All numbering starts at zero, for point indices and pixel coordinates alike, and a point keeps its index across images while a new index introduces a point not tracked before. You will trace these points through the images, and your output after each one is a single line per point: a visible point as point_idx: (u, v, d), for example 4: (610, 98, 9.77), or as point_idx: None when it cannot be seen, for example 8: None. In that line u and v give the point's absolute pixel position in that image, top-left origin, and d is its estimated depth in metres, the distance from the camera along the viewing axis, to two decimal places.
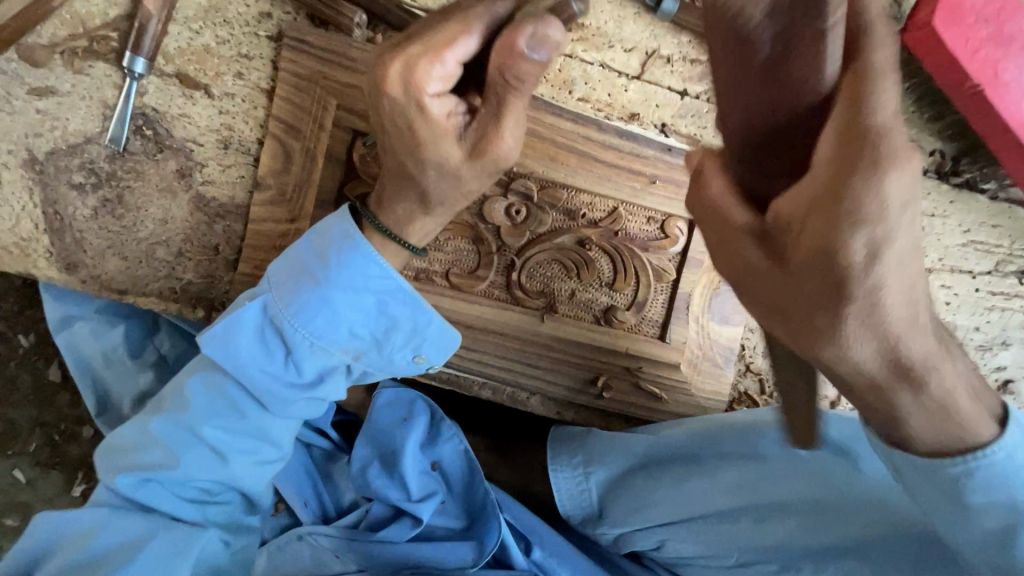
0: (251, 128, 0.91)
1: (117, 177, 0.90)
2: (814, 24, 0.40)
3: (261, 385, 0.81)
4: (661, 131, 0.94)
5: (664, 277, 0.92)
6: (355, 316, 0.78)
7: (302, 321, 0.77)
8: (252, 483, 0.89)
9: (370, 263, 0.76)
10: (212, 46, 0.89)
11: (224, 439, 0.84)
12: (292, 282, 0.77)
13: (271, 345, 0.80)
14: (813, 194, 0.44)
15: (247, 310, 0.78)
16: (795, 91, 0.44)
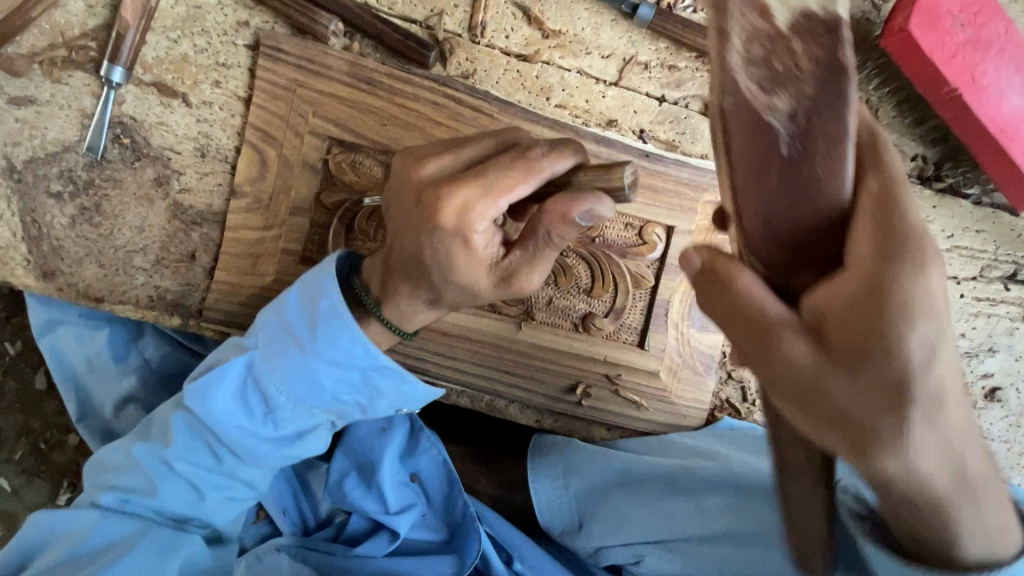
0: (228, 136, 0.91)
1: (96, 186, 0.90)
2: (833, 126, 0.47)
3: (247, 454, 0.80)
4: (639, 136, 0.94)
5: (643, 283, 0.92)
6: (339, 386, 0.77)
7: (289, 389, 0.76)
8: (233, 511, 0.88)
9: (358, 349, 0.73)
10: (190, 55, 0.90)
11: (205, 470, 0.82)
12: (279, 352, 0.75)
13: (250, 401, 0.78)
14: (854, 287, 0.46)
15: (233, 365, 0.76)
16: (812, 192, 0.48)
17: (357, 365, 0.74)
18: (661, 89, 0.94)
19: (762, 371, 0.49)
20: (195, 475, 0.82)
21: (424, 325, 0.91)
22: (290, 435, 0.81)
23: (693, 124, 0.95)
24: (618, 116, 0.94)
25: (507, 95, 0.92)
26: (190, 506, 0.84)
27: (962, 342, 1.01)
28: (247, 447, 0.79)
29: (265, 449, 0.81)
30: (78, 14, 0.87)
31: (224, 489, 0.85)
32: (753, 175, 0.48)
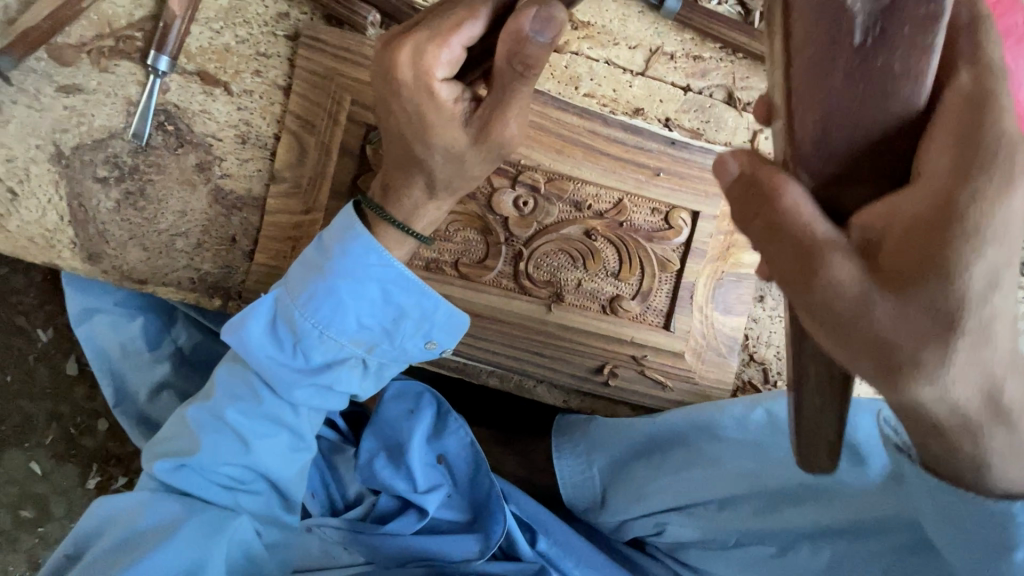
0: (268, 123, 0.94)
1: (141, 171, 0.94)
2: (916, 6, 0.36)
3: (274, 368, 0.82)
4: (664, 125, 0.97)
5: (669, 267, 0.95)
6: (362, 306, 0.79)
7: (311, 308, 0.78)
8: (277, 470, 0.89)
9: (372, 255, 0.76)
10: (231, 45, 0.93)
11: (248, 427, 0.84)
12: (302, 276, 0.79)
13: (281, 335, 0.81)
14: (922, 202, 0.39)
15: (261, 301, 0.80)
16: (884, 90, 0.38)
17: (375, 271, 0.77)
18: (686, 79, 0.97)
19: (801, 297, 0.42)
20: (242, 429, 0.84)
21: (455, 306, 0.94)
22: (317, 360, 0.81)
23: (717, 113, 0.97)
24: (644, 105, 0.97)
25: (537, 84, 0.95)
26: (237, 463, 0.86)
27: None
28: (274, 355, 0.81)
29: (291, 368, 0.82)
30: (125, 5, 0.90)
31: (258, 428, 0.85)
32: (817, 69, 0.37)
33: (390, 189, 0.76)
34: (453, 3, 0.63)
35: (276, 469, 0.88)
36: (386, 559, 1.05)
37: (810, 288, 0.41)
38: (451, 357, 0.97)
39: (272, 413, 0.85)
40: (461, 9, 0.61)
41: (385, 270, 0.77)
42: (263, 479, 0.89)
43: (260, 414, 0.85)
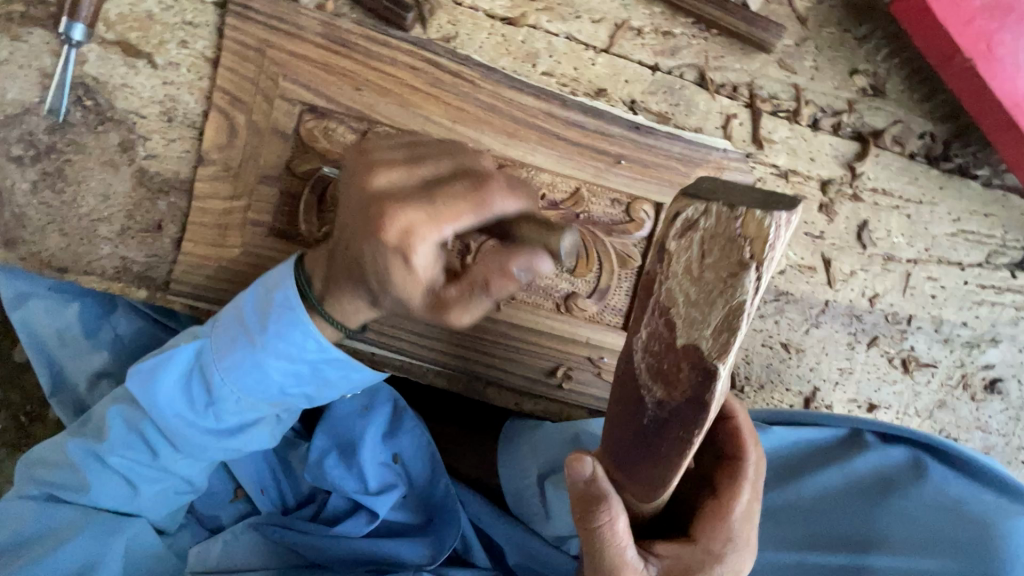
0: (196, 100, 0.86)
1: (60, 151, 0.86)
2: (678, 430, 0.53)
3: (187, 443, 0.79)
4: (630, 108, 0.89)
5: (629, 263, 0.88)
6: (286, 378, 0.77)
7: (229, 385, 0.76)
8: (179, 480, 0.84)
9: (299, 328, 0.74)
10: (155, 13, 0.85)
11: (136, 468, 0.80)
12: (227, 339, 0.76)
13: (194, 387, 0.77)
14: (656, 454, 0.55)
15: (178, 351, 0.77)
16: (650, 480, 0.57)
17: (298, 353, 0.75)
18: (654, 57, 0.89)
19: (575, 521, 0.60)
20: (124, 471, 0.80)
21: None
22: (245, 423, 0.80)
23: (687, 95, 0.89)
24: (607, 85, 0.89)
25: (490, 60, 0.87)
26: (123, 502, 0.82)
27: (963, 331, 0.96)
28: (188, 429, 0.78)
29: (209, 430, 0.78)
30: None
31: (171, 480, 0.83)
32: (620, 412, 0.57)
33: (331, 287, 0.74)
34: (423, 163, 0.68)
35: (169, 489, 0.84)
36: (334, 562, 0.99)
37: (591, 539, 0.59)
38: (393, 356, 0.90)
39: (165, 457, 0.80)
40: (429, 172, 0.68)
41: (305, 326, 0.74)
42: (149, 505, 0.83)
43: (158, 443, 0.79)
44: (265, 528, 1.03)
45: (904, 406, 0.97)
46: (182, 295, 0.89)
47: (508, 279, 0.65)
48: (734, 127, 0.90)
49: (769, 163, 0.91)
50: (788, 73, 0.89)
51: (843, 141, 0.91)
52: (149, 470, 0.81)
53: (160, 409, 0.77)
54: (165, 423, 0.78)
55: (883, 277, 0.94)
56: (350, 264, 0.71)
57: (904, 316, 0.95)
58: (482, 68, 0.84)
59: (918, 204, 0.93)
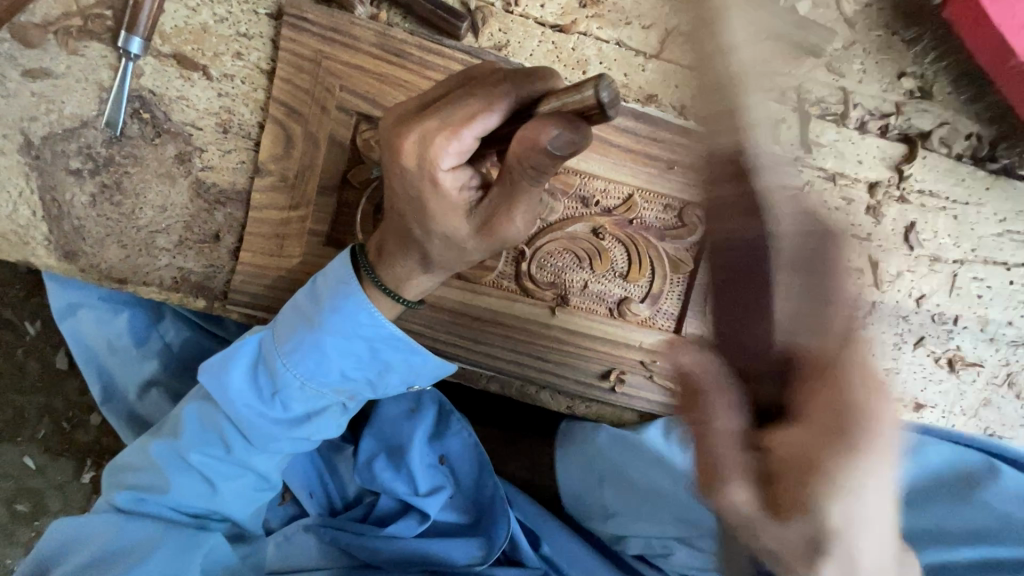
0: (251, 111, 0.87)
1: (118, 164, 0.87)
2: None
3: (256, 433, 0.79)
4: (680, 113, 0.89)
5: (681, 267, 0.89)
6: (346, 361, 0.75)
7: (290, 371, 0.75)
8: (250, 477, 0.84)
9: (354, 308, 0.72)
10: (210, 25, 0.86)
11: (212, 464, 0.81)
12: (286, 326, 0.75)
13: (261, 377, 0.77)
14: None
15: (241, 345, 0.76)
16: None
17: (357, 335, 0.73)
18: None
19: None
20: (201, 469, 0.81)
21: (455, 310, 0.88)
22: (311, 410, 0.79)
23: None
24: (657, 91, 0.89)
25: (541, 68, 0.87)
26: (202, 503, 0.83)
27: (1009, 331, 0.97)
28: (257, 418, 0.77)
29: (276, 418, 0.78)
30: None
31: (241, 472, 0.84)
32: None
33: (384, 248, 0.73)
34: (473, 89, 0.61)
35: (242, 482, 0.84)
36: (386, 563, 1.01)
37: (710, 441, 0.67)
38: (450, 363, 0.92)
39: (238, 449, 0.81)
40: (477, 102, 0.59)
41: (360, 305, 0.72)
42: (224, 501, 0.84)
43: (230, 435, 0.80)
44: (316, 529, 1.06)
45: (950, 404, 0.98)
46: (239, 306, 0.90)
47: (541, 154, 0.55)
48: (783, 131, 0.90)
49: (817, 166, 0.92)
50: (836, 77, 0.90)
51: (891, 143, 0.92)
52: (223, 464, 0.82)
53: (227, 401, 0.77)
54: (234, 415, 0.78)
55: (929, 277, 0.95)
56: (396, 226, 0.70)
57: (950, 316, 0.96)
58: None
59: (964, 205, 0.94)
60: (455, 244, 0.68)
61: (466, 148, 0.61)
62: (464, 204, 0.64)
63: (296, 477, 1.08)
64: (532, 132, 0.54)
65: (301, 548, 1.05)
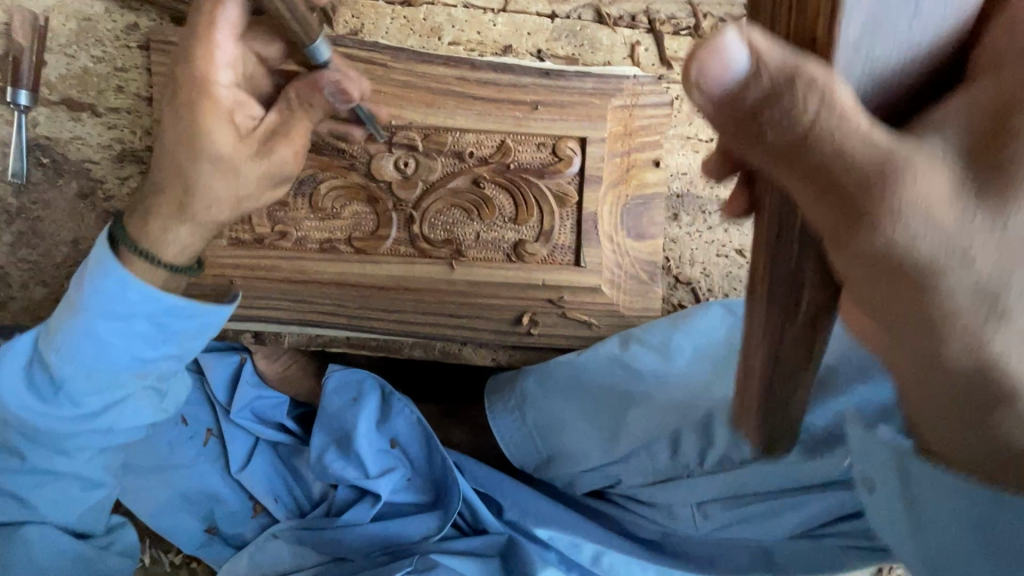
0: (140, 137, 0.93)
1: (31, 210, 0.94)
2: None
3: (47, 434, 0.73)
4: (537, 57, 0.93)
5: (567, 202, 0.91)
6: (132, 345, 0.69)
7: (68, 354, 0.69)
8: (68, 484, 0.81)
9: (106, 278, 0.65)
10: (89, 67, 0.92)
11: (17, 475, 0.77)
12: (57, 316, 0.69)
13: (36, 376, 0.72)
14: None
15: (21, 342, 0.73)
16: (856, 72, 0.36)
17: (119, 310, 0.67)
18: (550, 6, 0.93)
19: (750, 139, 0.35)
20: (3, 483, 0.77)
21: (359, 282, 0.91)
22: (104, 404, 0.73)
23: (589, 34, 0.93)
24: (513, 42, 0.93)
25: (398, 42, 0.92)
26: None
27: None
28: (42, 419, 0.72)
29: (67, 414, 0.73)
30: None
31: (53, 477, 0.79)
32: None
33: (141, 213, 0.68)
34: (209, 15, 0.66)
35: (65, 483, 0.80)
36: (350, 552, 1.03)
37: (811, 162, 0.33)
38: (370, 335, 0.94)
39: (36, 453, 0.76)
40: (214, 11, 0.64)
41: (115, 274, 0.66)
42: (46, 507, 0.81)
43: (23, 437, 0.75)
44: (286, 537, 1.07)
45: None
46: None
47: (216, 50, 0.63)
48: (641, 53, 0.93)
49: None
50: None
51: None
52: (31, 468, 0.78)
53: (9, 398, 0.71)
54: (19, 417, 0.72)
55: None
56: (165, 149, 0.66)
57: None
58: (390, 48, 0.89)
59: None
60: (233, 170, 0.65)
61: (232, 58, 0.65)
62: (242, 126, 0.66)
63: (260, 485, 1.12)
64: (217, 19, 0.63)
65: (271, 557, 1.06)
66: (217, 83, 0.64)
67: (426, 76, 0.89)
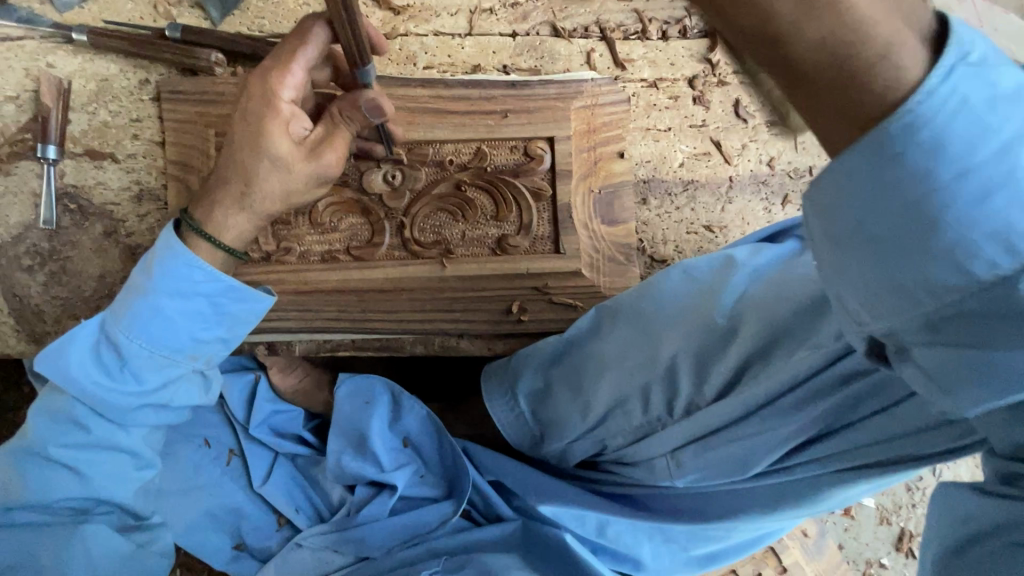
0: (155, 177, 1.04)
1: (61, 250, 1.04)
2: None
3: (106, 406, 0.85)
4: (504, 71, 1.03)
5: (542, 196, 0.99)
6: (190, 321, 0.84)
7: (137, 330, 0.83)
8: (127, 464, 0.91)
9: (179, 264, 0.81)
10: (108, 120, 1.04)
11: (78, 452, 0.86)
12: (125, 301, 0.84)
13: (103, 356, 0.85)
14: None
15: (83, 328, 0.85)
16: None
17: (186, 294, 0.82)
18: (510, 26, 1.04)
19: None
20: (69, 456, 0.86)
21: (360, 288, 0.99)
22: (162, 378, 0.87)
23: (548, 47, 1.04)
24: (480, 62, 1.04)
25: (378, 71, 1.03)
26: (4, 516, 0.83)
27: None
28: (106, 390, 0.85)
29: (129, 388, 0.86)
30: (11, 113, 1.03)
31: (112, 456, 0.89)
32: None
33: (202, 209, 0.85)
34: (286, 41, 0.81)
35: (122, 464, 0.90)
36: (371, 548, 1.07)
37: None
38: (373, 335, 1.02)
39: (97, 429, 0.87)
40: (295, 41, 0.79)
41: (187, 261, 0.81)
42: (107, 486, 0.89)
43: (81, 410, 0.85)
44: (309, 546, 1.11)
45: None
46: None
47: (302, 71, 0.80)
48: (596, 59, 1.04)
49: (636, 78, 1.04)
50: (626, 3, 1.04)
51: (693, 41, 1.04)
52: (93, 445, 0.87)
53: (76, 372, 0.83)
54: (81, 391, 0.84)
55: (772, 141, 1.04)
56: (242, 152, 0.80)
57: (804, 170, 1.05)
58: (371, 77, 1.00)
59: None
60: (288, 170, 0.81)
61: (300, 83, 0.80)
62: (296, 134, 0.81)
63: (281, 498, 1.16)
64: (304, 50, 0.79)
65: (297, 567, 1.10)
66: (280, 98, 0.79)
67: (405, 98, 0.99)
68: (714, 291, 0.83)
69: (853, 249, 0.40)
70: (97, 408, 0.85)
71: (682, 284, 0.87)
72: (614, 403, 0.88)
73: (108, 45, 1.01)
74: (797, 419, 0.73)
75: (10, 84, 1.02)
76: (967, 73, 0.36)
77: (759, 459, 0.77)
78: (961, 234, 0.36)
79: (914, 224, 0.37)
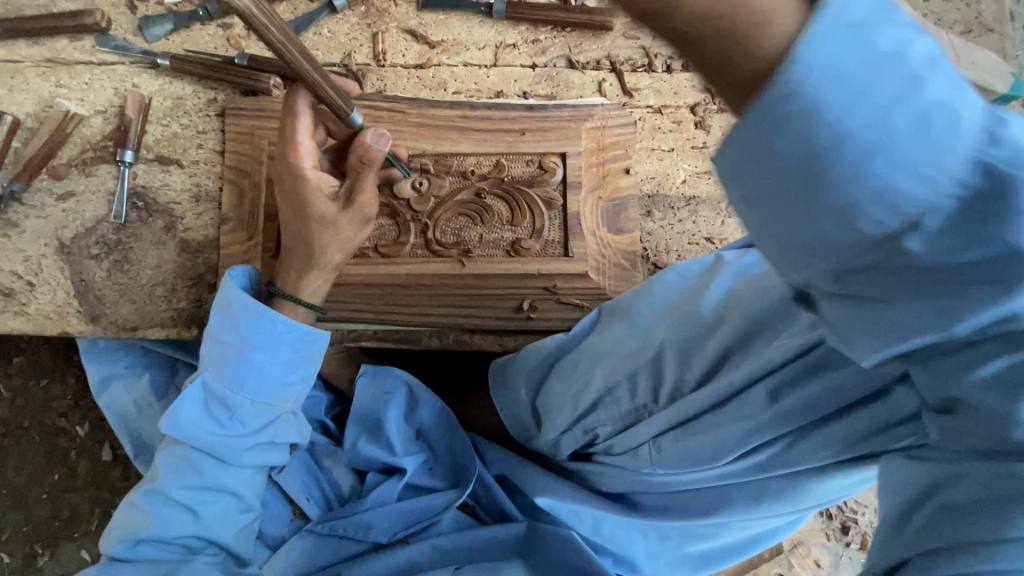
0: (213, 181, 1.19)
1: (126, 243, 1.17)
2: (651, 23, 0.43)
3: (222, 447, 0.98)
4: (523, 96, 1.16)
5: (554, 205, 1.09)
6: (278, 369, 0.97)
7: (237, 379, 0.95)
8: (233, 499, 1.02)
9: (262, 319, 0.94)
10: (178, 132, 1.20)
11: (193, 493, 0.98)
12: (219, 357, 0.95)
13: (214, 413, 0.97)
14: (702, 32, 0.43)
15: (190, 389, 0.96)
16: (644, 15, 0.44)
17: (277, 345, 0.95)
18: (531, 58, 1.18)
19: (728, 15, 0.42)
20: (185, 495, 0.97)
21: (385, 281, 1.09)
22: (259, 418, 0.99)
23: (564, 77, 1.17)
24: (502, 89, 1.17)
25: (413, 94, 1.17)
26: (142, 538, 0.95)
27: None
28: (223, 435, 0.98)
29: (237, 428, 0.99)
30: (99, 126, 1.20)
31: (222, 492, 1.01)
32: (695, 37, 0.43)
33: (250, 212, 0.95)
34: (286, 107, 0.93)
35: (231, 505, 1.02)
36: (376, 535, 1.09)
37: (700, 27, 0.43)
38: (394, 327, 1.10)
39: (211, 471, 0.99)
40: (288, 117, 0.92)
41: (269, 316, 0.94)
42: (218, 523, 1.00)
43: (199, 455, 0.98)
44: (318, 537, 1.13)
45: None
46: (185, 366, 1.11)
47: (304, 143, 0.93)
48: (607, 87, 1.16)
49: (643, 105, 1.15)
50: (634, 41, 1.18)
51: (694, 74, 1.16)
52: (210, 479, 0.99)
53: (196, 433, 0.96)
54: (201, 445, 0.97)
55: None
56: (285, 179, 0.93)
57: None
58: (405, 98, 1.13)
59: None
60: (332, 224, 0.93)
61: (310, 149, 0.93)
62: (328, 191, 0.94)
63: (296, 487, 1.17)
64: (289, 132, 0.92)
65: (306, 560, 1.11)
66: (304, 167, 0.93)
67: (435, 116, 1.12)
68: (699, 288, 0.88)
69: (763, 208, 0.42)
70: (213, 453, 0.98)
71: (669, 285, 0.93)
72: (605, 390, 0.94)
73: (184, 68, 1.18)
74: (774, 412, 0.75)
75: (101, 102, 1.20)
76: (838, 36, 0.36)
77: (731, 449, 0.80)
78: (848, 195, 0.38)
79: (798, 180, 0.39)
